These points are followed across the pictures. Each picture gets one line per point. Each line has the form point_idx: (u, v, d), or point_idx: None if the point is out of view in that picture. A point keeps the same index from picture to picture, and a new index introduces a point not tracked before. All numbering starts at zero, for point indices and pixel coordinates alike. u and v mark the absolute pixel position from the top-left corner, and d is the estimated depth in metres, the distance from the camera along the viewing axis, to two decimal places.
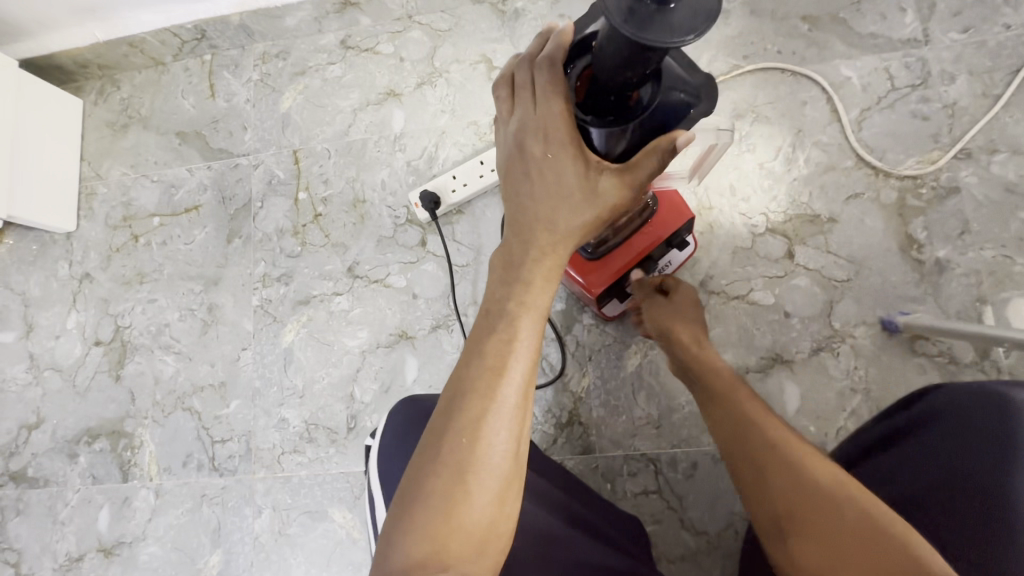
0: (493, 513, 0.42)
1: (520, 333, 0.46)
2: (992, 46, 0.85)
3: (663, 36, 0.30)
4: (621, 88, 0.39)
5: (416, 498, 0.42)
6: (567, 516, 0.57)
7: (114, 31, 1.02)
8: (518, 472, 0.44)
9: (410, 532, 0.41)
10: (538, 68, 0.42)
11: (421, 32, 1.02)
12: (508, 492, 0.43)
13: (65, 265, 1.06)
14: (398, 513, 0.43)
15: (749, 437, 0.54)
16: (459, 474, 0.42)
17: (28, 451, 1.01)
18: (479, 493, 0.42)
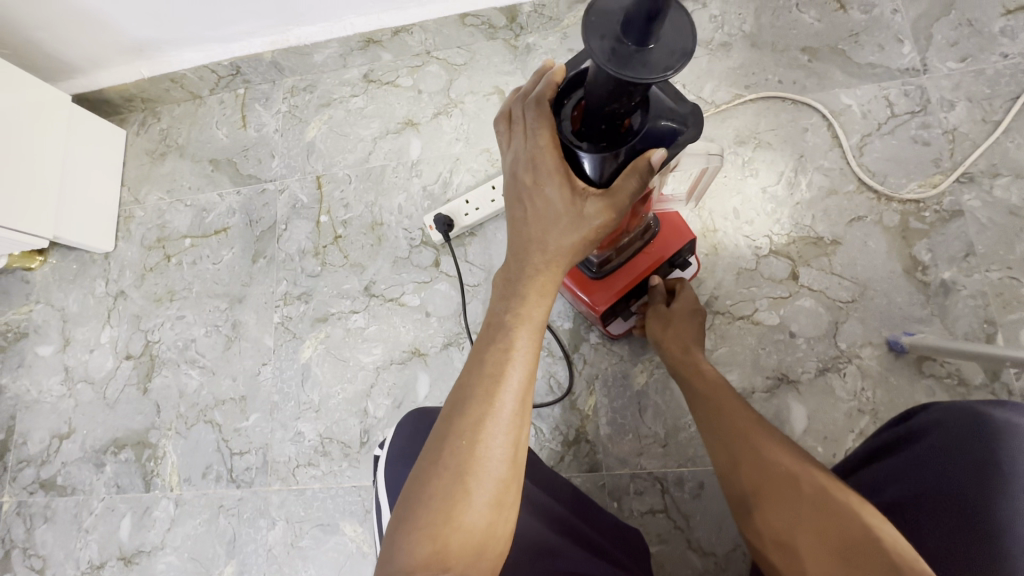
0: (494, 514, 0.44)
1: (517, 342, 0.49)
2: (991, 74, 0.88)
3: (643, 70, 0.34)
4: (610, 117, 0.42)
5: (420, 498, 0.45)
6: (567, 529, 0.58)
7: (158, 68, 1.11)
8: (517, 474, 0.47)
9: (413, 531, 0.43)
10: (528, 105, 0.47)
11: (438, 67, 1.08)
12: (506, 495, 0.45)
13: (102, 283, 1.13)
14: (402, 513, 0.45)
15: (748, 451, 0.56)
16: (459, 476, 0.44)
17: (59, 460, 1.05)
18: (479, 494, 0.44)
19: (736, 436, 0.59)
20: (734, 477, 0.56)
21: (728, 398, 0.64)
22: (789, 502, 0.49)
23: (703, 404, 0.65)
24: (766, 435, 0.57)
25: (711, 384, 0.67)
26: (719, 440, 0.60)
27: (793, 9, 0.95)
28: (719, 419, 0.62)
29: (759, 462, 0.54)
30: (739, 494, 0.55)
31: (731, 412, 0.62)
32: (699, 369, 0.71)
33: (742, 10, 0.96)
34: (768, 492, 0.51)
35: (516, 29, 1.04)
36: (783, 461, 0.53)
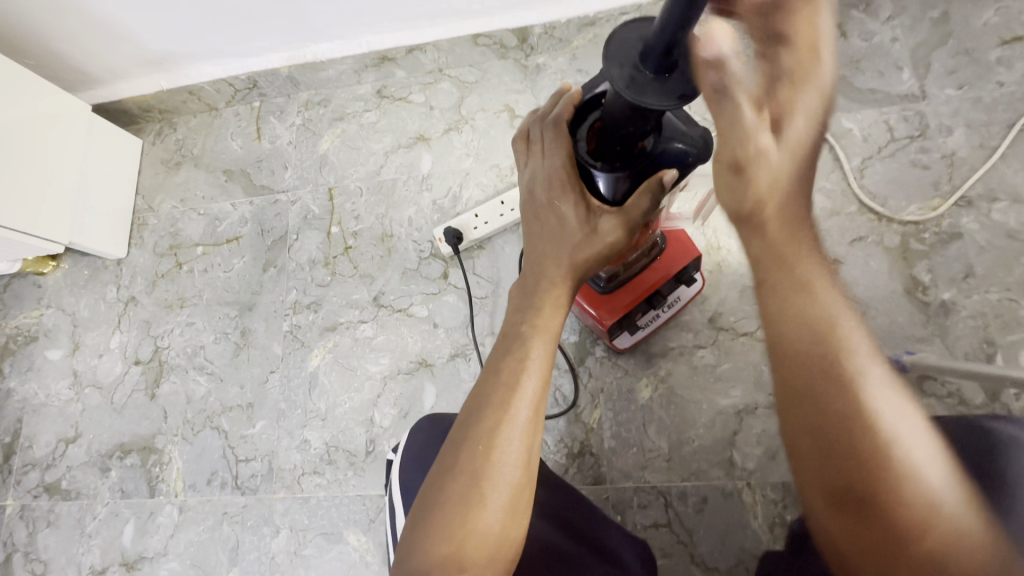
0: (506, 527, 0.45)
1: (532, 352, 0.50)
2: (988, 102, 0.90)
3: (670, 96, 0.36)
4: (624, 139, 0.44)
5: (437, 500, 0.46)
6: (580, 534, 0.59)
7: (177, 80, 1.14)
8: (530, 482, 0.47)
9: (429, 533, 0.44)
10: (545, 128, 0.50)
11: (450, 84, 1.11)
12: (520, 501, 0.46)
13: (113, 289, 1.15)
14: (419, 521, 0.46)
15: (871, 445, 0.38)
16: (474, 480, 0.46)
17: (64, 464, 1.06)
18: (493, 498, 0.45)
19: (839, 380, 0.40)
20: (816, 424, 0.40)
21: (833, 308, 0.42)
22: (896, 499, 0.37)
23: (789, 303, 0.43)
24: (887, 392, 0.39)
25: (801, 269, 0.44)
26: (815, 373, 0.41)
27: None
28: (819, 341, 0.41)
29: (869, 432, 0.38)
30: (812, 442, 0.40)
31: (838, 338, 0.41)
32: (785, 245, 0.45)
33: None
34: (867, 475, 0.38)
35: (527, 49, 1.08)
36: (907, 444, 0.38)
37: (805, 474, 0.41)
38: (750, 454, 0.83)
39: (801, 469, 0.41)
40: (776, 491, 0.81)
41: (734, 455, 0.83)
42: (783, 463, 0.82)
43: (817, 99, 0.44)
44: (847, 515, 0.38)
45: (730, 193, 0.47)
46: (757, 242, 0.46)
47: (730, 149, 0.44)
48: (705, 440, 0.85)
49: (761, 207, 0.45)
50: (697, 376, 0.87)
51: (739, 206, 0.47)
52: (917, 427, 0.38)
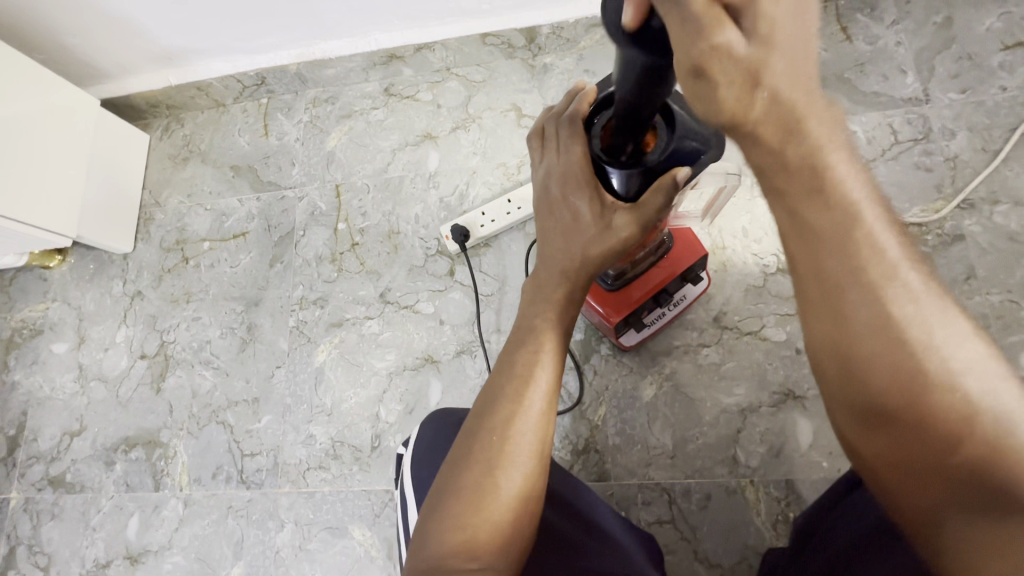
0: (520, 515, 0.46)
1: (546, 346, 0.52)
2: (990, 106, 0.91)
3: (665, 46, 0.36)
4: (636, 134, 0.46)
5: (452, 488, 0.47)
6: (589, 526, 0.59)
7: (185, 76, 1.14)
8: (543, 474, 0.48)
9: (445, 519, 0.45)
10: (561, 124, 0.52)
11: (457, 83, 1.12)
12: (533, 490, 0.47)
13: (120, 283, 1.15)
14: (433, 508, 0.47)
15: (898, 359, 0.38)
16: (489, 468, 0.47)
17: (69, 457, 1.06)
18: (507, 485, 0.46)
19: (874, 300, 0.38)
20: (842, 345, 0.40)
21: (869, 220, 0.39)
22: (932, 411, 0.37)
23: (821, 221, 0.39)
24: (924, 306, 0.38)
25: (839, 176, 0.38)
26: (849, 295, 0.39)
27: None
28: (853, 261, 0.38)
29: (904, 350, 0.38)
30: (845, 364, 0.40)
31: (873, 254, 0.39)
32: (815, 151, 0.38)
33: None
34: (904, 391, 0.38)
35: (534, 49, 1.08)
36: (944, 353, 0.37)
37: (833, 391, 0.42)
38: (753, 452, 0.84)
39: (829, 386, 0.42)
40: (779, 489, 0.82)
41: (738, 453, 0.84)
42: (786, 461, 0.83)
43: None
44: (878, 427, 0.40)
45: (703, 102, 0.37)
46: (757, 152, 0.39)
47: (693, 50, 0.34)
48: (709, 438, 0.85)
49: (744, 117, 0.37)
50: (701, 375, 0.88)
51: (716, 116, 0.38)
52: (955, 334, 0.38)
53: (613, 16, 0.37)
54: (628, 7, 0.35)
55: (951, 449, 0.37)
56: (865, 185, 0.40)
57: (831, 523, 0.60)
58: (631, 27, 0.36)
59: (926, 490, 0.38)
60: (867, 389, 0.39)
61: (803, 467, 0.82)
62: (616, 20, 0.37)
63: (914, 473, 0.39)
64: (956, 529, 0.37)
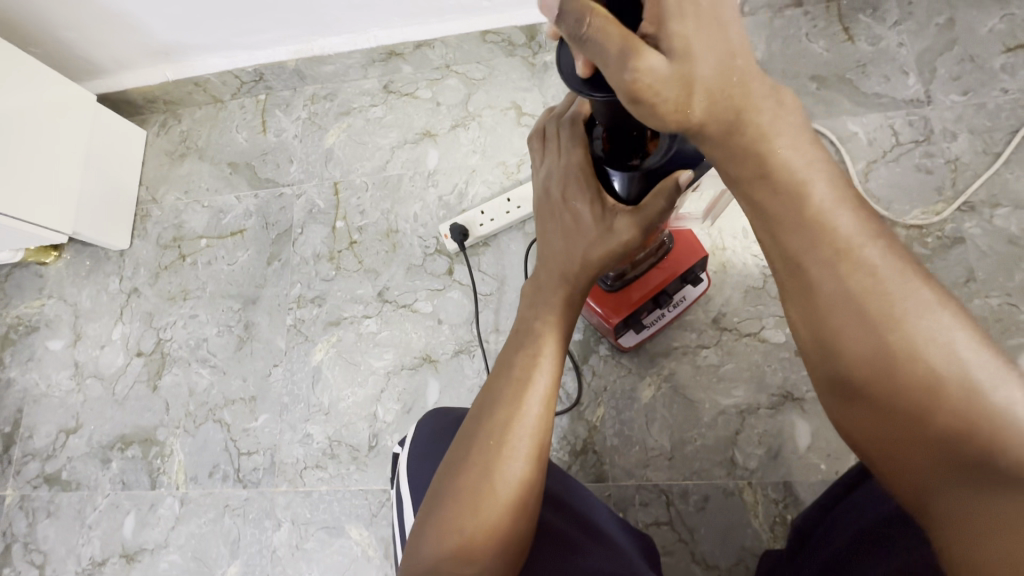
0: (515, 518, 0.45)
1: (545, 349, 0.52)
2: (992, 108, 0.91)
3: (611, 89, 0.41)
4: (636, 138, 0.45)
5: (447, 492, 0.46)
6: (587, 526, 0.59)
7: (183, 71, 1.13)
8: (539, 478, 0.48)
9: (439, 524, 0.45)
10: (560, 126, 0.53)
11: (457, 80, 1.11)
12: (529, 495, 0.47)
13: (116, 280, 1.14)
14: (429, 512, 0.46)
15: (862, 327, 0.39)
16: (484, 472, 0.46)
17: (65, 455, 1.06)
18: (502, 490, 0.46)
19: (838, 273, 0.40)
20: (813, 317, 0.41)
21: (832, 198, 0.41)
22: (900, 379, 0.38)
23: (783, 201, 0.41)
24: (889, 279, 0.39)
25: (797, 157, 0.41)
26: (812, 269, 0.41)
27: (803, 39, 0.99)
28: (818, 237, 0.40)
29: (869, 322, 0.39)
30: (819, 339, 0.42)
31: (839, 231, 0.40)
32: (765, 134, 0.40)
33: (753, 38, 1.01)
34: (873, 363, 0.39)
35: (535, 47, 1.08)
36: (910, 321, 0.38)
37: (814, 366, 0.43)
38: (751, 453, 0.84)
39: (810, 362, 0.43)
40: (776, 491, 0.82)
41: (736, 455, 0.84)
42: (784, 463, 0.83)
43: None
44: (855, 401, 0.40)
45: (650, 118, 0.40)
46: (710, 146, 0.41)
47: (628, 73, 0.37)
48: (707, 439, 0.85)
49: (687, 122, 0.40)
50: (700, 376, 0.88)
51: (663, 127, 0.40)
52: (923, 306, 0.39)
53: (571, 69, 0.42)
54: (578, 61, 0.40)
55: (923, 416, 0.37)
56: (828, 168, 0.41)
57: (827, 526, 0.60)
58: (585, 77, 0.41)
59: (909, 465, 0.38)
60: (837, 360, 0.41)
61: (801, 469, 0.82)
62: (573, 72, 0.42)
63: (895, 446, 0.39)
64: (942, 500, 0.35)
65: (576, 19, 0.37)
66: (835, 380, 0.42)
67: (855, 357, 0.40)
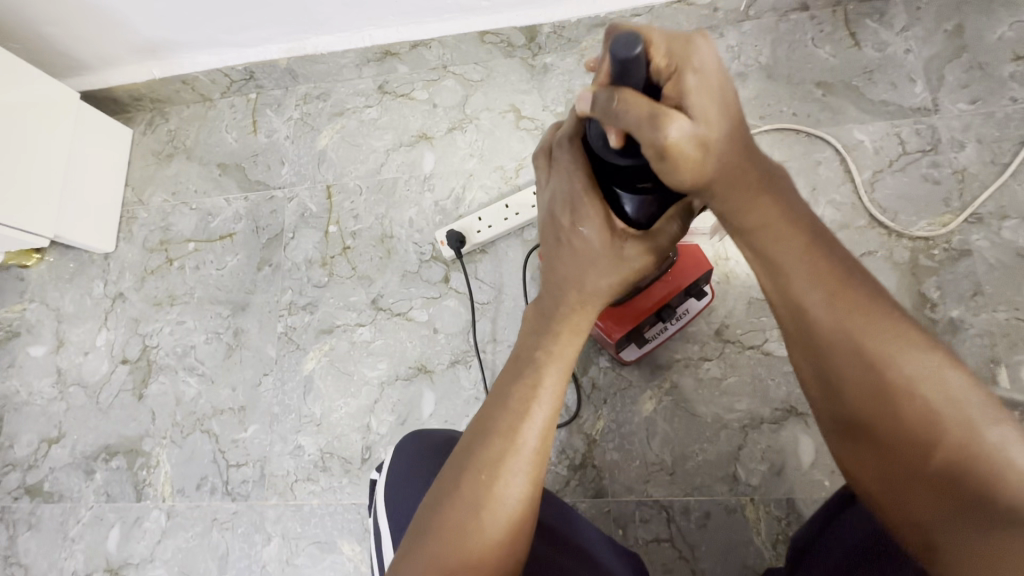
0: (505, 558, 0.44)
1: (545, 379, 0.50)
2: (1000, 117, 0.89)
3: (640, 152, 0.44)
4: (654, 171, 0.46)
5: (433, 528, 0.44)
6: (575, 550, 0.56)
7: (170, 69, 1.09)
8: (531, 517, 0.46)
9: (422, 561, 0.43)
10: (565, 147, 0.51)
11: (454, 81, 1.08)
12: (520, 533, 0.45)
13: (100, 284, 1.11)
14: (412, 545, 0.44)
15: (860, 370, 0.43)
16: (475, 509, 0.44)
17: (46, 465, 1.02)
18: (492, 530, 0.44)
19: (836, 317, 0.44)
20: (814, 359, 0.45)
21: (825, 251, 0.45)
22: (900, 420, 0.41)
23: (786, 253, 0.45)
24: (886, 322, 0.43)
25: (793, 214, 0.45)
26: (810, 307, 0.44)
27: (809, 44, 0.97)
28: (817, 284, 0.44)
29: (872, 365, 0.42)
30: (821, 383, 0.45)
31: (836, 282, 0.44)
32: (764, 188, 0.45)
33: (758, 42, 0.98)
34: (874, 404, 0.42)
35: (534, 48, 1.05)
36: (903, 359, 0.42)
37: (819, 406, 0.47)
38: (754, 469, 0.82)
39: (816, 402, 0.47)
40: (779, 508, 0.80)
41: (738, 471, 0.82)
42: (786, 480, 0.81)
43: (710, 65, 0.40)
44: (861, 442, 0.44)
45: (671, 175, 0.42)
46: (717, 198, 0.45)
47: (651, 137, 0.40)
48: (709, 454, 0.83)
49: (703, 176, 0.42)
50: (702, 390, 0.86)
51: (683, 181, 0.42)
52: (914, 345, 0.42)
53: (604, 143, 0.46)
54: (610, 134, 0.44)
55: (925, 456, 0.41)
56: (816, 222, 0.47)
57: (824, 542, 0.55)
58: (618, 145, 0.44)
59: (915, 505, 0.41)
60: (838, 400, 0.44)
61: (803, 485, 0.80)
62: (607, 145, 0.46)
63: (897, 487, 0.42)
64: (946, 537, 0.39)
65: (606, 97, 0.41)
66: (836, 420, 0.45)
67: (855, 398, 0.43)
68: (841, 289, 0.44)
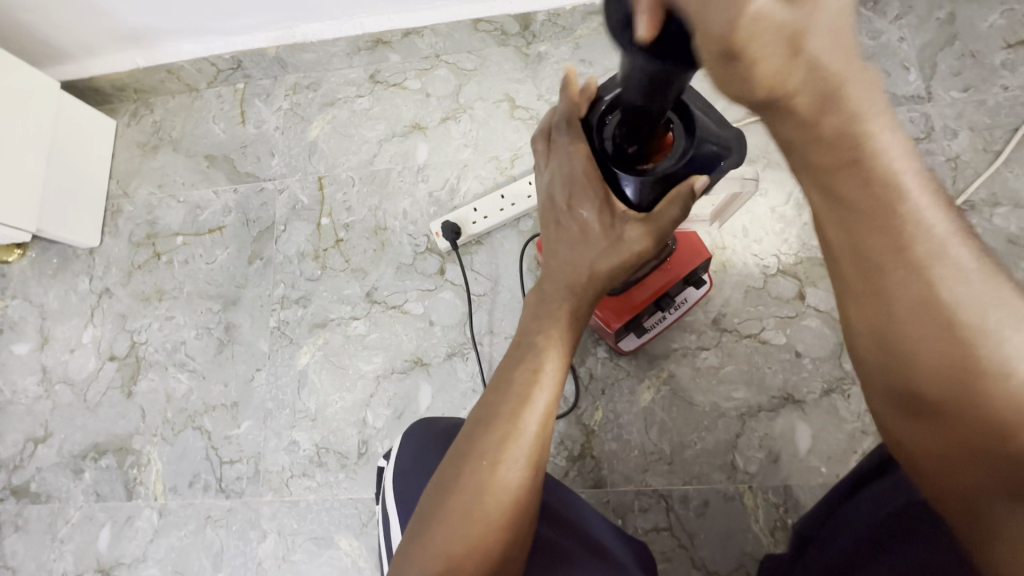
0: (509, 543, 0.43)
1: (547, 363, 0.49)
2: (992, 105, 0.90)
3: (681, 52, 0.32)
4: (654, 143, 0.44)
5: (437, 515, 0.44)
6: (579, 535, 0.55)
7: (154, 58, 1.07)
8: (534, 503, 0.46)
9: (425, 548, 0.42)
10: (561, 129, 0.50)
11: (447, 71, 1.06)
12: (523, 519, 0.44)
13: (86, 280, 1.08)
14: (416, 530, 0.44)
15: (934, 340, 0.34)
16: (477, 496, 0.44)
17: (33, 465, 1.00)
18: (495, 515, 0.43)
19: (920, 278, 0.34)
20: (882, 322, 0.36)
21: (915, 188, 0.35)
22: (981, 405, 0.33)
23: (874, 190, 0.34)
24: (979, 284, 0.34)
25: (882, 140, 0.34)
26: (889, 263, 0.35)
27: None
28: (897, 235, 0.35)
29: (947, 330, 0.34)
30: (886, 349, 0.36)
31: (921, 226, 0.34)
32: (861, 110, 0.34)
33: None
34: (949, 380, 0.34)
35: (528, 37, 1.03)
36: (997, 336, 0.33)
37: (873, 371, 0.38)
38: (752, 457, 0.82)
39: (868, 367, 0.38)
40: (777, 495, 0.81)
41: (736, 459, 0.83)
42: (783, 467, 0.81)
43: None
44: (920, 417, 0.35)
45: (735, 83, 0.31)
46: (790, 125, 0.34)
47: (722, 20, 0.28)
48: (707, 443, 0.84)
49: (783, 87, 0.31)
50: (699, 378, 0.86)
51: (754, 94, 0.32)
52: (1011, 318, 0.33)
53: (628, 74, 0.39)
54: (639, 23, 0.31)
55: (1000, 442, 0.32)
56: (912, 155, 0.35)
57: (831, 528, 0.56)
58: (648, 38, 0.31)
59: (980, 501, 0.33)
60: (898, 369, 0.36)
61: (801, 472, 0.81)
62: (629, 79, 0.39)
63: (954, 476, 0.34)
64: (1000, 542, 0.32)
65: None
66: (892, 389, 0.37)
67: (925, 369, 0.34)
68: (927, 243, 0.34)
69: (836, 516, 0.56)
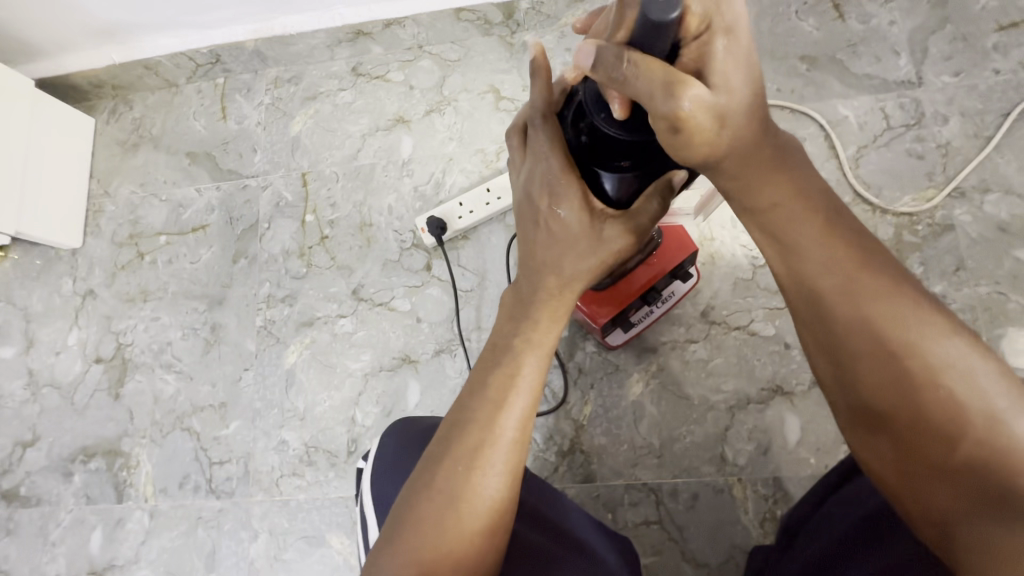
0: (484, 547, 0.43)
1: (524, 367, 0.49)
2: (983, 90, 0.89)
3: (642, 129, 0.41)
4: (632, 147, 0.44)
5: (411, 521, 0.43)
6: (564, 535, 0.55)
7: (130, 53, 1.04)
8: (511, 508, 0.46)
9: (397, 555, 0.42)
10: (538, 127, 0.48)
11: (431, 62, 1.04)
12: (499, 524, 0.44)
13: (69, 281, 1.06)
14: (389, 536, 0.44)
15: (872, 358, 0.41)
16: (451, 502, 0.43)
17: (22, 469, 1.00)
18: (470, 520, 0.43)
19: (855, 305, 0.42)
20: (829, 347, 0.43)
21: (839, 229, 0.43)
22: (923, 409, 0.39)
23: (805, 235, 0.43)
24: (905, 303, 0.41)
25: (798, 189, 0.44)
26: (828, 293, 0.42)
27: (792, 17, 0.95)
28: (834, 269, 0.42)
29: (894, 356, 0.40)
30: (837, 372, 0.43)
31: (852, 264, 0.42)
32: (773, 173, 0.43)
33: None
34: (894, 394, 0.40)
35: (513, 26, 1.01)
36: (926, 348, 0.40)
37: (834, 393, 0.44)
38: (741, 449, 0.82)
39: (831, 390, 0.45)
40: (766, 487, 0.81)
41: (726, 451, 0.82)
42: (773, 458, 0.81)
43: (740, 27, 0.38)
44: (879, 433, 0.41)
45: (681, 149, 0.40)
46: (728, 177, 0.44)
47: (668, 107, 0.36)
48: (696, 436, 0.83)
49: (716, 151, 0.41)
50: (688, 371, 0.85)
51: (693, 157, 0.41)
52: (936, 330, 0.40)
53: (603, 109, 0.42)
54: (614, 105, 0.40)
55: (946, 448, 0.39)
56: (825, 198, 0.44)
57: (817, 523, 0.55)
58: (622, 116, 0.40)
59: (934, 498, 0.39)
60: (850, 388, 0.42)
61: (790, 464, 0.81)
62: (606, 112, 0.42)
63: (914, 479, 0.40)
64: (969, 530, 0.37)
65: (614, 56, 0.36)
66: (850, 405, 0.43)
67: (873, 386, 0.41)
68: (859, 275, 0.42)
69: (822, 510, 0.56)
